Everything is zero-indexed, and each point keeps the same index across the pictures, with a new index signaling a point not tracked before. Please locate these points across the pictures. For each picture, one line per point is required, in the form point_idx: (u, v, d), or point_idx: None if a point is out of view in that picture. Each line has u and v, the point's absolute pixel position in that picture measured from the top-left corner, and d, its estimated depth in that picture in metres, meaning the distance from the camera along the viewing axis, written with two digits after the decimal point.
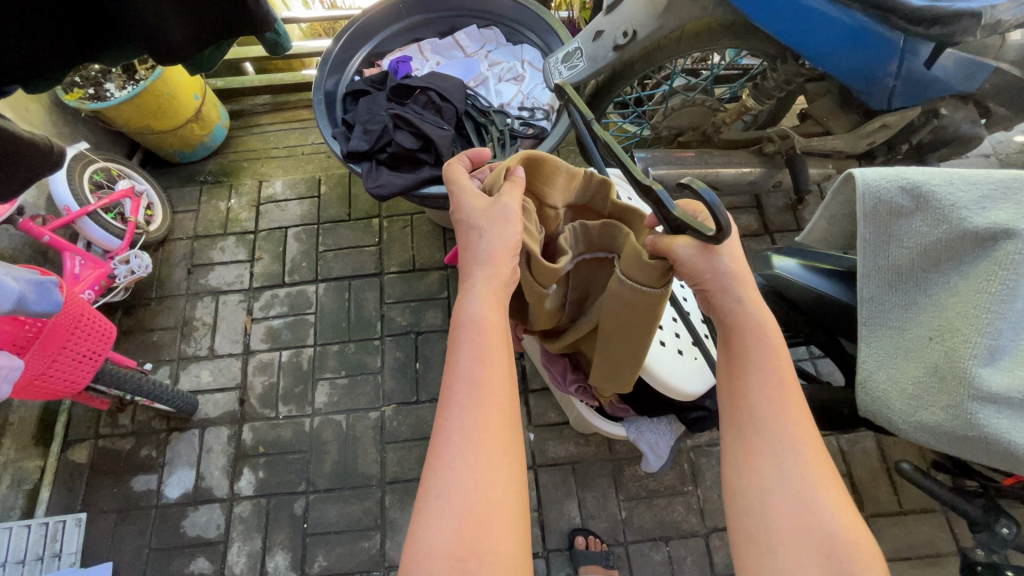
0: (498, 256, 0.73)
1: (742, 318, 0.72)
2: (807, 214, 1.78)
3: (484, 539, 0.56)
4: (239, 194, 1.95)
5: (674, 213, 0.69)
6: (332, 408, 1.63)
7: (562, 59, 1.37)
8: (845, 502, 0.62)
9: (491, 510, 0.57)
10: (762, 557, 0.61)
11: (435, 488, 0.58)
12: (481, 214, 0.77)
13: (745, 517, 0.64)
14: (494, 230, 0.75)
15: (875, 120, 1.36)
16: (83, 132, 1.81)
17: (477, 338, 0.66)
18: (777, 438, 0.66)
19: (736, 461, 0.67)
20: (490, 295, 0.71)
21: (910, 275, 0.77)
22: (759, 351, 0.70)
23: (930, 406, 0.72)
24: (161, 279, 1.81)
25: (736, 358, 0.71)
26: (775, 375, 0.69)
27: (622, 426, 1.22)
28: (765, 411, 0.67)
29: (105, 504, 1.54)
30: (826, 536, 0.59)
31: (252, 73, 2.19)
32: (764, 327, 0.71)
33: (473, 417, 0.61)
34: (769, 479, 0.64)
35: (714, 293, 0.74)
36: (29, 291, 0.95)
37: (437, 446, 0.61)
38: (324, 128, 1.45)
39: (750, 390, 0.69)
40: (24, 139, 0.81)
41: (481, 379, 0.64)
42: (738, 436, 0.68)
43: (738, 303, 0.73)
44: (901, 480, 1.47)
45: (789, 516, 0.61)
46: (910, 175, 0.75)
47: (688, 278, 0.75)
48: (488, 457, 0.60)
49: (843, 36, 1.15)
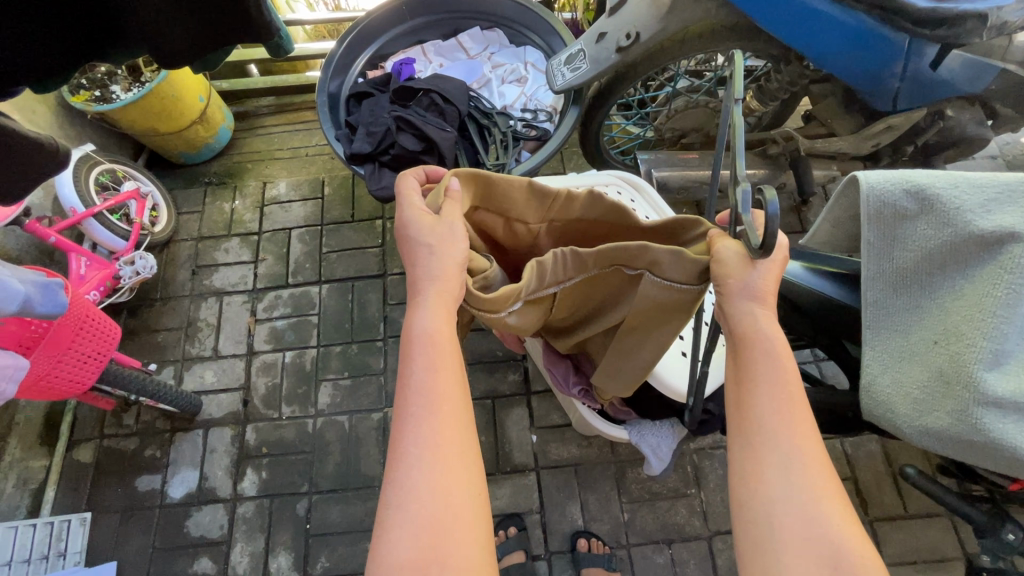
0: (446, 274, 0.72)
1: (752, 328, 0.71)
2: (812, 215, 1.77)
3: (446, 544, 0.56)
4: (243, 195, 1.96)
5: (746, 219, 0.65)
6: (335, 409, 1.64)
7: (565, 61, 1.37)
8: (847, 513, 0.62)
9: (451, 516, 0.57)
10: (767, 567, 0.61)
11: (394, 497, 0.58)
12: (428, 230, 0.75)
13: (751, 527, 0.64)
14: (441, 248, 0.74)
15: (879, 122, 1.35)
16: (89, 134, 1.82)
17: (428, 351, 0.66)
18: (781, 449, 0.65)
19: (741, 471, 0.67)
20: (440, 305, 0.70)
21: (915, 279, 0.76)
22: (770, 363, 0.69)
23: (933, 411, 0.72)
24: (166, 280, 1.82)
25: (745, 370, 0.71)
26: (783, 386, 0.68)
27: (623, 429, 1.21)
28: (772, 422, 0.67)
29: (110, 504, 1.55)
30: (829, 548, 0.59)
31: (256, 75, 2.20)
32: (771, 339, 0.70)
33: (426, 426, 0.61)
34: (773, 490, 0.64)
35: (727, 303, 0.73)
36: (35, 293, 0.96)
37: (396, 457, 0.60)
38: (327, 130, 1.45)
39: (758, 402, 0.68)
40: (32, 140, 0.82)
41: (434, 388, 0.64)
42: (744, 446, 0.68)
43: (749, 314, 0.71)
44: (906, 484, 1.46)
45: (793, 527, 0.61)
46: (915, 178, 0.74)
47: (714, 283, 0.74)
48: (446, 464, 0.60)
49: (848, 37, 1.14)
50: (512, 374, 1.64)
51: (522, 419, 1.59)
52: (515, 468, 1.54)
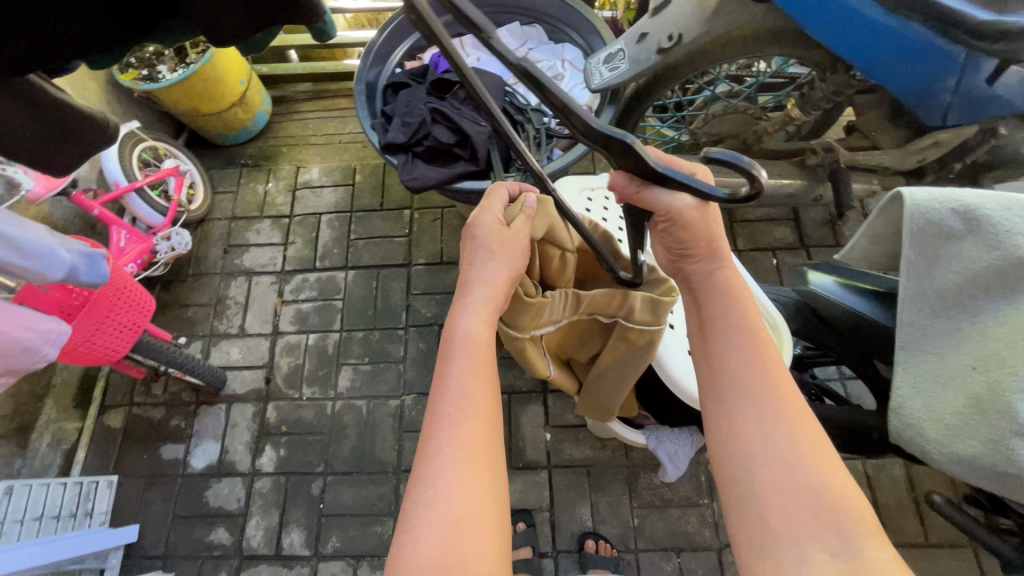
0: (497, 281, 0.75)
1: (717, 285, 0.76)
2: (847, 230, 1.72)
3: (466, 546, 0.56)
4: (277, 178, 2.00)
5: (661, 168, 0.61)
6: (354, 393, 1.66)
7: (605, 60, 1.35)
8: (832, 462, 0.62)
9: (475, 518, 0.58)
10: (752, 525, 0.61)
11: (424, 496, 0.58)
12: (496, 232, 0.78)
13: (734, 483, 0.64)
14: (505, 256, 0.76)
15: (927, 137, 1.31)
16: (134, 111, 1.88)
17: (469, 354, 0.68)
18: (756, 403, 0.67)
19: (719, 431, 0.68)
20: (484, 313, 0.72)
21: (956, 300, 0.72)
22: (730, 314, 0.73)
23: (967, 439, 0.69)
24: (199, 257, 1.88)
25: (710, 322, 0.74)
26: (751, 339, 0.71)
27: (641, 434, 1.20)
28: (744, 375, 0.69)
29: (136, 469, 1.61)
30: (815, 497, 0.59)
31: (295, 60, 2.24)
32: (740, 296, 0.75)
33: (458, 427, 0.62)
34: (753, 445, 0.64)
35: (699, 261, 0.76)
36: (79, 263, 0.99)
37: (427, 460, 0.60)
38: (363, 118, 1.47)
39: (726, 355, 0.71)
40: (87, 115, 0.86)
41: (473, 396, 0.64)
42: (719, 402, 0.69)
43: (715, 269, 0.76)
44: (929, 511, 1.42)
45: (775, 483, 0.61)
46: (964, 198, 0.72)
47: (689, 244, 0.74)
48: (473, 465, 0.60)
49: (897, 46, 1.11)
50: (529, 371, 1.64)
51: (537, 416, 1.59)
52: (527, 464, 1.54)
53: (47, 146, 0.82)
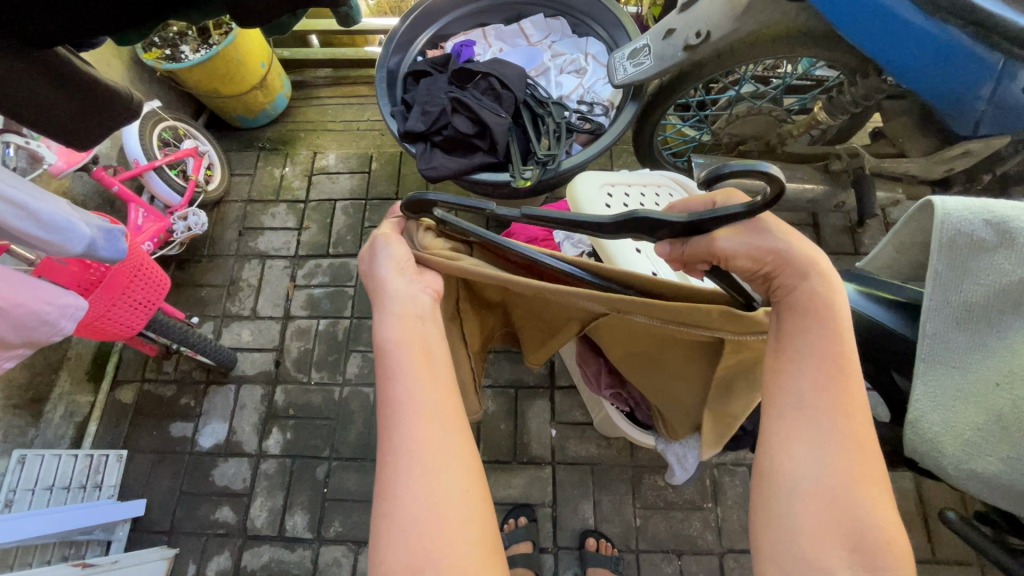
0: (395, 282, 0.66)
1: (804, 302, 0.63)
2: (867, 239, 1.69)
3: (436, 545, 0.49)
4: (294, 163, 2.00)
5: (691, 218, 0.62)
6: (362, 380, 1.67)
7: (629, 55, 1.34)
8: (881, 494, 0.55)
9: (438, 518, 0.51)
10: (780, 545, 0.54)
11: (381, 508, 0.52)
12: (368, 261, 0.71)
13: (772, 497, 0.56)
14: (381, 262, 0.69)
15: (957, 146, 1.29)
16: (156, 91, 1.89)
17: (397, 352, 0.59)
18: (821, 424, 0.57)
19: (769, 444, 0.59)
20: (404, 312, 0.63)
21: (983, 314, 0.67)
22: (819, 331, 0.61)
23: (986, 455, 0.66)
24: (214, 238, 1.89)
25: (790, 336, 0.62)
26: (831, 359, 0.59)
27: (650, 435, 1.20)
28: (813, 398, 0.58)
29: (146, 445, 1.63)
30: (860, 531, 0.52)
31: (317, 45, 2.23)
32: (831, 305, 0.62)
33: (407, 426, 0.54)
34: (803, 466, 0.56)
35: (782, 273, 0.64)
36: (98, 237, 1.00)
37: (384, 473, 0.54)
38: (383, 105, 1.47)
39: (800, 372, 0.60)
40: (109, 89, 0.86)
41: (411, 394, 0.56)
42: (777, 417, 0.59)
43: (807, 282, 0.63)
44: (937, 527, 1.40)
45: (821, 508, 0.54)
46: (996, 208, 0.67)
47: (752, 264, 0.66)
48: (428, 462, 0.53)
49: (932, 52, 1.08)
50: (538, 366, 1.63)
51: (543, 412, 1.59)
52: (531, 459, 1.54)
53: (73, 119, 0.83)
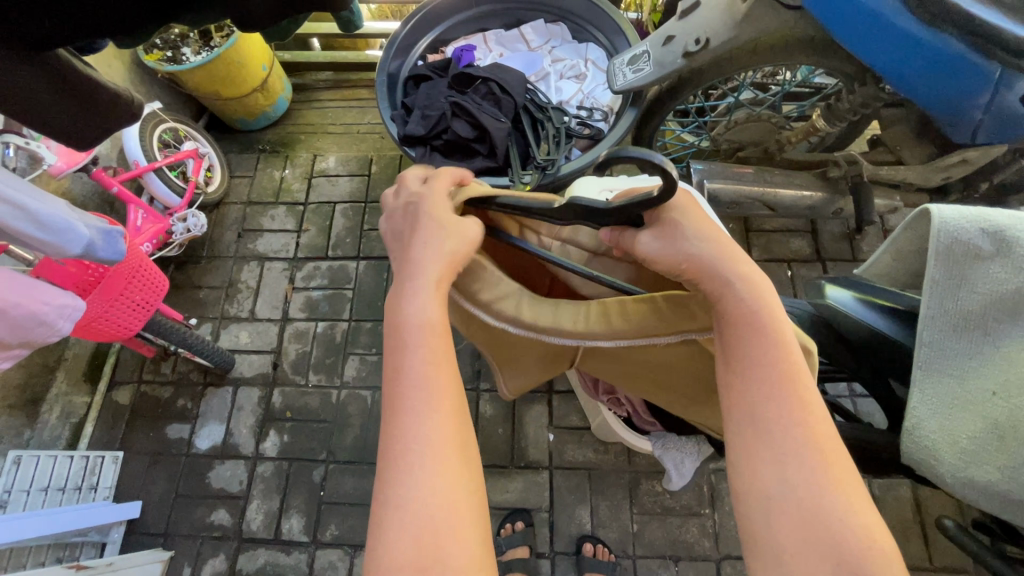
0: (443, 258, 0.64)
1: (737, 316, 0.62)
2: (865, 245, 1.70)
3: (448, 544, 0.51)
4: (294, 165, 2.00)
5: (619, 203, 0.66)
6: (360, 383, 1.67)
7: (629, 61, 1.35)
8: (859, 496, 0.54)
9: (449, 512, 0.52)
10: (766, 564, 0.54)
11: (392, 498, 0.53)
12: (451, 228, 0.67)
13: (750, 517, 0.56)
14: (447, 235, 0.66)
15: (955, 154, 1.30)
16: (157, 93, 1.90)
17: (423, 342, 0.59)
18: (782, 430, 0.57)
19: (741, 458, 0.58)
20: (434, 291, 0.62)
21: (980, 322, 0.67)
22: (761, 339, 0.61)
23: (983, 464, 0.66)
24: (213, 240, 1.89)
25: (731, 348, 0.62)
26: (775, 365, 0.60)
27: (647, 440, 1.20)
28: (766, 407, 0.58)
29: (142, 446, 1.63)
30: (843, 539, 0.52)
31: (318, 49, 2.24)
32: (759, 314, 0.62)
33: (427, 420, 0.56)
34: (772, 479, 0.56)
35: (702, 280, 0.65)
36: (98, 239, 1.00)
37: (395, 467, 0.54)
38: (383, 109, 1.47)
39: (749, 384, 0.60)
40: (108, 89, 0.86)
41: (433, 383, 0.57)
42: (737, 433, 0.60)
43: (731, 287, 0.63)
44: (935, 535, 1.40)
45: (796, 519, 0.53)
46: (992, 217, 0.67)
47: (671, 269, 0.67)
48: (444, 457, 0.54)
49: (929, 62, 1.08)
50: None
51: (540, 416, 1.59)
52: (529, 464, 1.54)
53: (72, 121, 0.83)
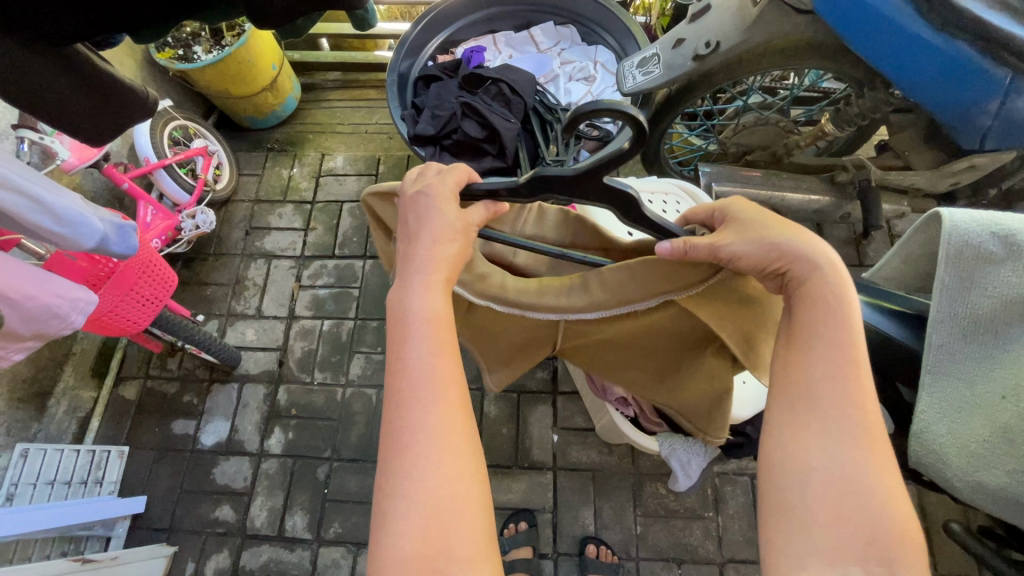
0: (440, 253, 0.63)
1: (813, 298, 0.63)
2: (871, 251, 1.70)
3: (452, 534, 0.52)
4: (302, 164, 2.02)
5: (585, 166, 0.62)
6: (365, 381, 1.68)
7: (638, 63, 1.33)
8: (899, 485, 0.55)
9: (456, 505, 0.53)
10: (794, 537, 0.54)
11: (398, 490, 0.53)
12: (459, 220, 0.66)
13: (785, 489, 0.57)
14: (432, 229, 0.64)
15: (963, 160, 1.30)
16: (167, 91, 1.91)
17: (428, 333, 0.59)
18: (835, 412, 0.58)
19: (782, 434, 0.59)
20: (438, 283, 0.62)
21: (989, 326, 0.67)
22: (833, 323, 0.61)
23: (993, 467, 0.65)
24: (220, 237, 1.90)
25: (800, 329, 0.63)
26: (843, 349, 0.60)
27: (655, 440, 1.19)
28: (825, 387, 0.59)
29: (148, 441, 1.63)
30: (877, 522, 0.52)
31: (327, 49, 2.25)
32: (837, 296, 0.63)
33: (434, 411, 0.56)
34: (816, 455, 0.56)
35: (792, 265, 0.65)
36: (111, 233, 1.00)
37: (400, 456, 0.54)
38: (393, 109, 1.49)
39: (811, 363, 0.61)
40: (124, 85, 0.86)
41: (440, 375, 0.57)
42: (790, 408, 0.60)
43: (820, 273, 0.64)
44: (940, 542, 1.40)
45: (832, 495, 0.54)
46: (1005, 221, 0.67)
47: (760, 261, 0.65)
48: (449, 451, 0.55)
49: (939, 67, 1.09)
50: (541, 371, 1.64)
51: (545, 417, 1.59)
52: (533, 464, 1.54)
53: (89, 116, 0.84)
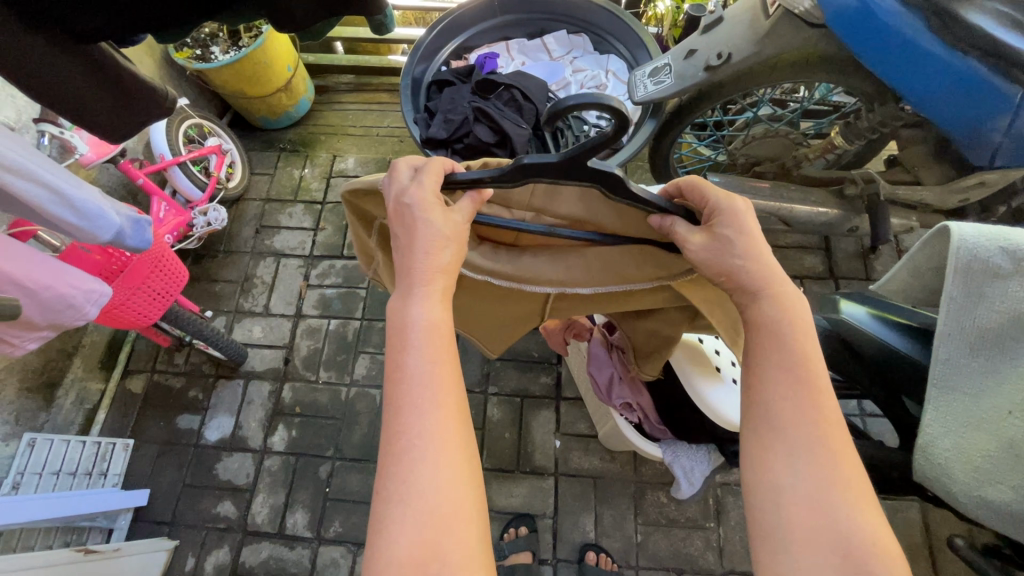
0: (435, 264, 0.63)
1: (764, 322, 0.64)
2: (879, 265, 1.70)
3: (445, 537, 0.52)
4: (313, 165, 2.04)
5: (566, 151, 0.59)
6: (369, 381, 1.69)
7: (650, 73, 1.35)
8: (868, 502, 0.56)
9: (451, 509, 0.54)
10: (775, 556, 0.55)
11: (390, 495, 0.54)
12: (449, 226, 0.65)
13: (759, 510, 0.58)
14: (424, 240, 0.63)
15: (973, 176, 1.31)
16: (183, 90, 1.94)
17: (426, 341, 0.60)
18: (801, 438, 0.58)
19: (749, 455, 0.61)
20: (436, 292, 0.63)
21: (997, 341, 0.66)
22: (784, 350, 0.62)
23: (997, 483, 0.63)
24: (230, 235, 1.92)
25: (753, 355, 0.64)
26: (797, 370, 0.61)
27: (657, 447, 1.22)
28: (779, 411, 0.60)
29: (152, 435, 1.64)
30: (847, 542, 0.53)
31: (341, 53, 2.28)
32: (783, 323, 0.63)
33: (430, 417, 0.56)
34: (783, 478, 0.57)
35: (734, 293, 0.67)
36: (127, 227, 1.02)
37: (394, 460, 0.55)
38: (406, 113, 1.51)
39: (766, 388, 0.62)
40: (147, 84, 0.89)
41: (439, 383, 0.58)
42: (752, 431, 0.61)
43: (761, 302, 0.65)
44: (944, 559, 1.38)
45: (806, 517, 0.55)
46: (1014, 236, 0.66)
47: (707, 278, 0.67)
48: (445, 455, 0.55)
49: (951, 82, 1.10)
50: (544, 376, 1.64)
51: (548, 422, 1.59)
52: (534, 469, 1.54)
53: (112, 114, 0.86)
